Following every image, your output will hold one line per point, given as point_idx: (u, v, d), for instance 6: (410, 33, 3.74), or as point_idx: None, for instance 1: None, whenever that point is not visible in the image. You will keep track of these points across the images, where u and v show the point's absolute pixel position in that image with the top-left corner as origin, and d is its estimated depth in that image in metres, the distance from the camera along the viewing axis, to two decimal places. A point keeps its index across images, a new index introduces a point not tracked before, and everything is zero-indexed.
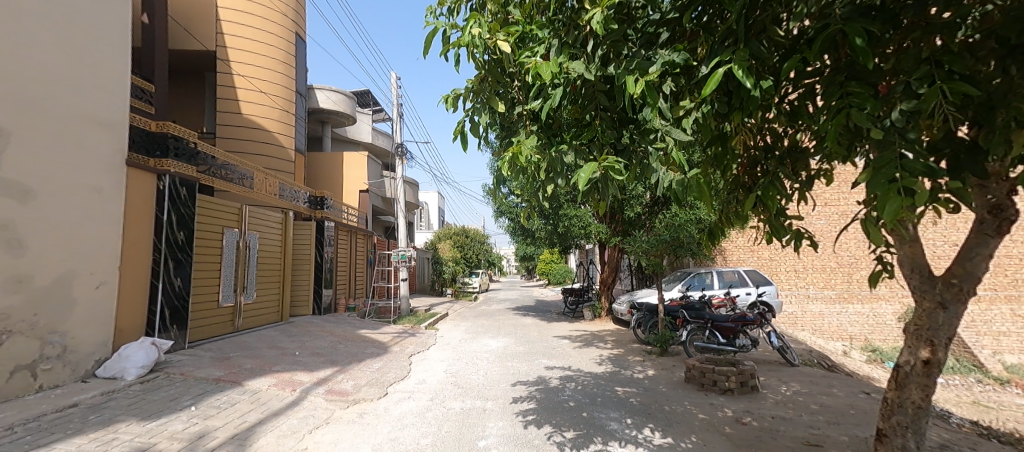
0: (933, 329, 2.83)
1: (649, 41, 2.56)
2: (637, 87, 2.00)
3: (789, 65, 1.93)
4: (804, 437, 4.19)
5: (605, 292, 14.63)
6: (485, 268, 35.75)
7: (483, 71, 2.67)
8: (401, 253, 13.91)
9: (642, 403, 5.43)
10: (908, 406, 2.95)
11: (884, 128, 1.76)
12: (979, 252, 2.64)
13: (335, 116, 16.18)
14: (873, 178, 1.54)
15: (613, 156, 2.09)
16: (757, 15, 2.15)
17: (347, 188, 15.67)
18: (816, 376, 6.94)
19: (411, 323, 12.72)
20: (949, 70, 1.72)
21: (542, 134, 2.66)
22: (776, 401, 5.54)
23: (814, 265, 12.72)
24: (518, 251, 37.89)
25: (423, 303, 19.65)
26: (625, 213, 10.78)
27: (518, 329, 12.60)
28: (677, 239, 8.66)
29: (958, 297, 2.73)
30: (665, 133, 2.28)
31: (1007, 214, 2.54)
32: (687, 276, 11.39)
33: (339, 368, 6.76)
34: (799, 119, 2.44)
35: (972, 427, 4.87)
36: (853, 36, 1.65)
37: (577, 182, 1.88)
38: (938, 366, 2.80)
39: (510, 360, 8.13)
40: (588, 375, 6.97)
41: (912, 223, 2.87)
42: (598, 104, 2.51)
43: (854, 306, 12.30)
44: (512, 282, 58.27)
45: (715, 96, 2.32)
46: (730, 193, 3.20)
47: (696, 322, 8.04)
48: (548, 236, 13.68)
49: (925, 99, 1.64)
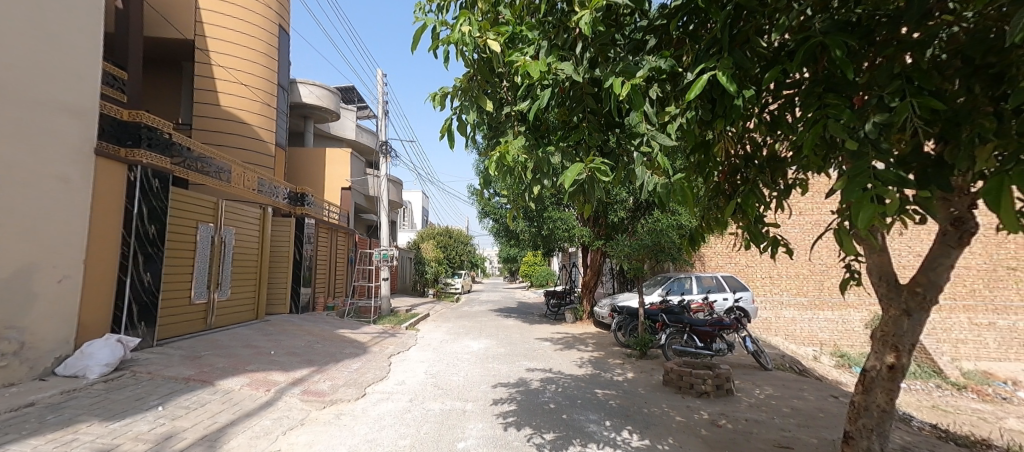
0: (898, 336, 2.93)
1: (637, 47, 2.62)
2: (623, 89, 2.03)
3: (770, 76, 2.01)
4: (776, 440, 4.31)
5: (587, 295, 14.80)
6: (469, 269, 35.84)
7: (472, 70, 2.63)
8: (383, 252, 13.61)
9: (622, 405, 5.51)
10: (874, 409, 3.06)
11: (858, 139, 1.82)
12: (942, 262, 2.76)
13: (317, 111, 15.89)
14: (848, 186, 1.60)
15: (599, 158, 2.11)
16: (742, 26, 2.22)
17: (329, 184, 15.45)
18: (788, 380, 7.15)
19: (391, 323, 12.60)
20: (919, 86, 1.81)
21: (529, 135, 2.67)
22: (749, 404, 5.68)
23: (789, 272, 13.07)
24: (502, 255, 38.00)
25: (406, 303, 19.45)
26: (610, 217, 10.94)
27: (500, 331, 12.62)
28: (659, 244, 8.84)
29: (922, 305, 2.85)
30: (650, 137, 2.32)
31: (967, 227, 2.67)
32: (668, 281, 11.58)
33: (316, 368, 6.63)
34: (778, 128, 2.53)
35: (931, 430, 5.10)
36: (834, 48, 1.75)
37: (564, 182, 1.90)
38: (902, 371, 2.91)
39: (492, 362, 8.12)
40: (569, 378, 7.02)
41: (880, 233, 2.98)
42: (585, 107, 2.52)
43: (825, 312, 12.73)
44: (496, 284, 58.25)
45: (698, 103, 2.40)
46: (711, 200, 3.30)
47: (675, 325, 8.16)
48: (532, 238, 13.73)
49: (897, 112, 1.72)
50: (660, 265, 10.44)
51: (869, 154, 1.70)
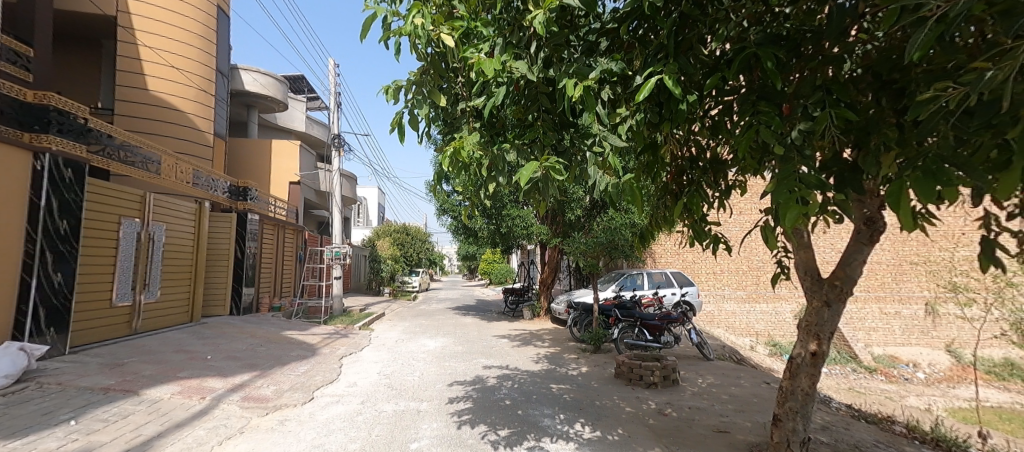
0: (820, 325, 3.21)
1: (590, 49, 2.67)
2: (576, 91, 2.06)
3: (711, 82, 2.13)
4: (716, 425, 4.58)
5: (544, 291, 15.02)
6: (427, 267, 35.29)
7: (426, 63, 2.54)
8: (335, 250, 13.05)
9: (575, 398, 5.64)
10: (799, 393, 3.33)
11: (786, 145, 1.97)
12: (856, 258, 3.05)
13: (262, 100, 14.98)
14: (777, 188, 1.74)
15: (553, 157, 2.13)
16: (687, 33, 2.32)
17: (275, 178, 14.66)
18: (728, 369, 7.64)
19: (343, 323, 12.14)
20: (838, 97, 1.98)
21: (484, 132, 2.65)
22: (693, 393, 6.01)
23: (731, 268, 13.93)
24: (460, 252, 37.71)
25: (359, 302, 18.83)
26: (566, 215, 11.15)
27: (457, 329, 12.52)
28: (613, 241, 9.12)
29: (840, 297, 3.14)
30: (602, 138, 2.37)
31: (877, 226, 2.98)
32: (621, 277, 11.99)
33: (258, 373, 6.26)
34: (718, 133, 2.67)
35: (847, 410, 5.65)
36: (766, 59, 1.89)
37: (520, 180, 1.91)
38: (823, 357, 3.19)
39: (448, 361, 8.05)
40: (524, 374, 7.09)
41: (806, 231, 3.24)
42: (539, 106, 2.52)
43: (760, 305, 13.71)
44: (454, 282, 57.77)
45: (646, 106, 2.49)
46: (659, 199, 3.46)
47: (626, 320, 8.48)
48: (490, 235, 13.73)
49: (818, 121, 1.88)
50: (614, 262, 10.78)
51: (795, 159, 1.85)
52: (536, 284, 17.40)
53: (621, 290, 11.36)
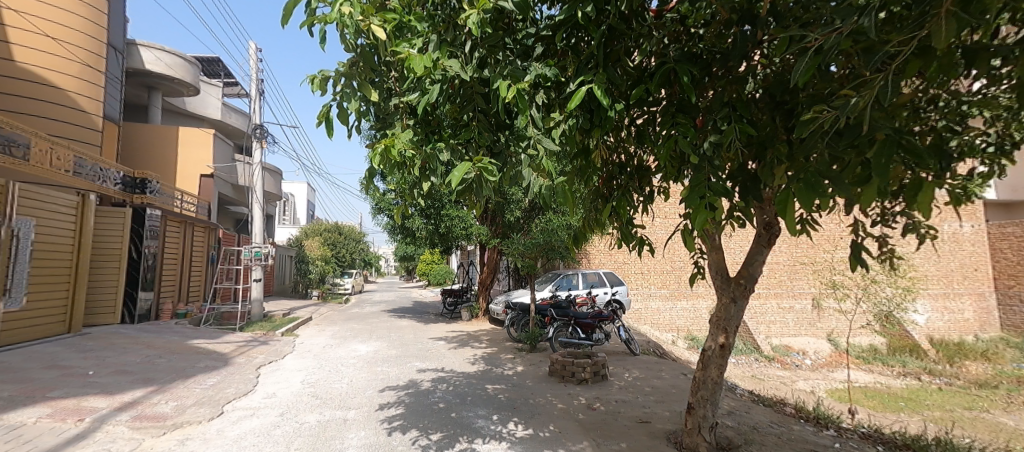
0: (727, 320, 3.54)
1: (525, 53, 2.70)
2: (510, 93, 2.06)
3: (636, 94, 2.27)
4: (638, 416, 4.86)
5: (482, 292, 15.00)
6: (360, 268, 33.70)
7: (355, 55, 2.38)
8: (253, 250, 11.89)
9: (510, 398, 5.69)
10: (709, 383, 3.64)
11: (700, 155, 2.14)
12: (758, 259, 3.41)
13: (168, 82, 13.40)
14: (690, 194, 1.89)
15: (487, 157, 2.11)
16: (614, 45, 2.44)
17: (182, 170, 13.24)
18: (652, 363, 8.16)
19: (262, 329, 11.19)
20: (741, 114, 2.21)
21: (418, 130, 2.56)
22: (620, 387, 6.33)
23: (656, 268, 14.89)
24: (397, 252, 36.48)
25: (282, 306, 17.48)
26: (506, 216, 11.24)
27: (391, 332, 12.08)
28: (549, 242, 9.35)
29: (743, 293, 3.49)
30: (536, 141, 2.40)
31: (774, 230, 3.36)
32: (557, 277, 12.32)
33: (156, 388, 5.56)
34: (643, 141, 2.84)
35: (750, 395, 6.29)
36: (682, 74, 2.05)
37: (452, 179, 1.86)
38: (729, 349, 3.52)
39: (379, 365, 7.73)
40: (459, 376, 7.01)
41: (717, 235, 3.56)
42: (474, 106, 2.49)
43: (681, 302, 14.80)
44: (390, 283, 55.76)
45: (577, 112, 2.58)
46: (592, 202, 3.61)
47: (561, 319, 8.75)
48: (428, 236, 13.44)
49: (726, 135, 2.08)
50: (550, 263, 11.04)
51: (706, 168, 2.02)
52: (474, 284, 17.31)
53: (557, 290, 11.68)
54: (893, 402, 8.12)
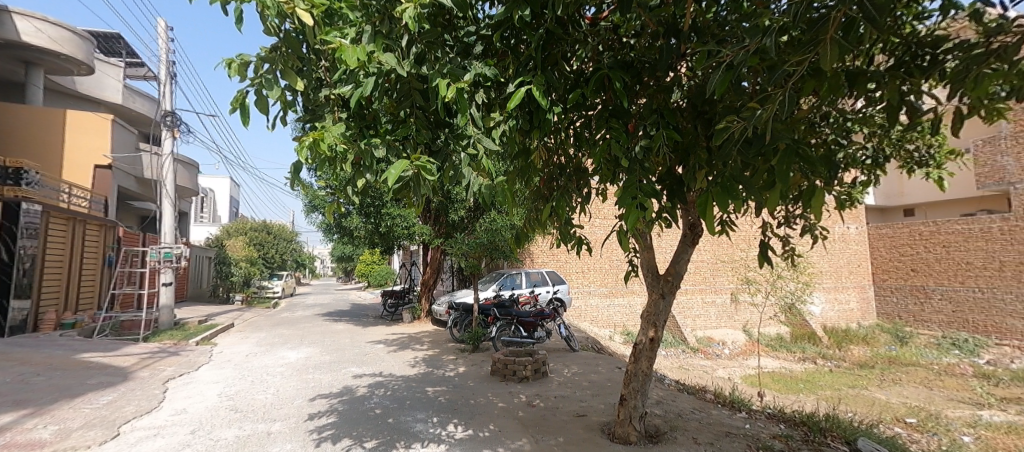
0: (657, 315, 3.77)
1: (465, 51, 2.65)
2: (448, 93, 2.00)
3: (573, 97, 2.34)
4: (575, 410, 5.03)
5: (425, 293, 14.67)
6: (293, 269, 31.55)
7: (278, 39, 2.12)
8: (164, 251, 10.72)
9: (450, 399, 5.62)
10: (639, 374, 3.85)
11: (632, 158, 2.25)
12: (684, 257, 3.66)
13: (53, 58, 11.65)
14: (623, 194, 2.00)
15: (425, 156, 2.03)
16: (552, 49, 2.50)
17: (70, 158, 11.57)
18: (590, 358, 8.46)
19: (174, 339, 10.09)
20: (667, 121, 2.36)
21: (353, 124, 2.37)
22: (560, 383, 6.50)
23: (596, 267, 15.45)
24: (334, 253, 34.61)
25: (199, 313, 15.88)
26: (450, 215, 11.07)
27: (325, 337, 11.44)
28: (493, 242, 9.36)
29: (671, 289, 3.72)
30: (476, 140, 2.36)
31: (697, 231, 3.63)
32: (501, 277, 12.37)
33: (32, 412, 4.80)
34: (581, 143, 2.91)
35: (677, 385, 6.74)
36: (615, 80, 2.15)
37: (388, 178, 1.72)
38: (658, 342, 3.74)
39: (311, 373, 7.28)
40: (398, 379, 6.80)
41: (648, 235, 3.78)
42: (413, 102, 2.36)
43: (618, 299, 15.50)
44: (326, 285, 52.88)
45: (518, 113, 2.60)
46: (534, 202, 3.69)
47: (504, 318, 8.82)
48: (368, 235, 12.91)
49: (655, 140, 2.21)
50: (494, 262, 11.05)
51: (637, 171, 2.13)
52: (417, 286, 16.89)
53: (501, 290, 11.72)
54: (795, 385, 9.13)
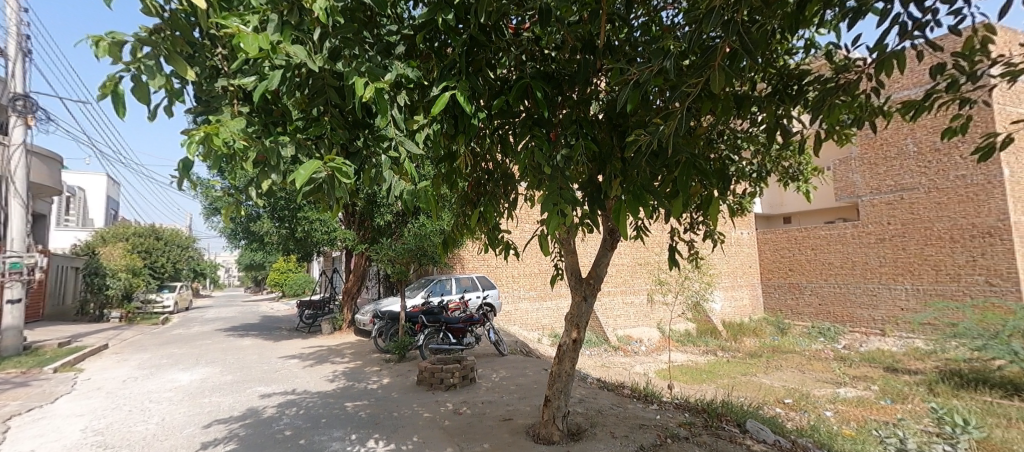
0: (579, 316, 3.92)
1: (387, 49, 2.51)
2: (366, 92, 1.88)
3: (497, 104, 2.36)
4: (502, 414, 5.06)
5: (348, 302, 13.85)
6: (190, 279, 27.96)
7: (160, 19, 1.74)
8: (10, 262, 9.15)
9: (371, 414, 5.35)
10: (563, 374, 3.97)
11: (555, 166, 2.32)
12: (603, 260, 3.87)
13: None
14: (546, 200, 2.07)
15: (340, 157, 1.87)
16: (477, 54, 2.51)
17: None
18: (518, 362, 8.57)
19: (25, 366, 8.40)
20: (586, 131, 2.47)
21: (256, 119, 2.11)
22: (487, 388, 6.49)
23: (526, 271, 15.71)
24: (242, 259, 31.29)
25: (63, 333, 13.41)
26: (375, 219, 10.54)
27: (229, 354, 10.27)
28: (421, 247, 9.09)
29: (592, 290, 3.91)
30: (397, 143, 2.25)
31: (616, 236, 3.86)
32: (430, 283, 12.06)
33: None
34: (506, 150, 2.94)
35: (599, 383, 7.08)
36: (536, 90, 2.21)
37: (296, 180, 1.54)
38: (580, 342, 3.90)
39: (208, 395, 6.49)
40: (314, 396, 6.32)
41: (572, 239, 3.93)
42: (327, 99, 2.17)
43: (547, 302, 15.90)
44: (230, 296, 47.62)
45: (443, 117, 2.54)
46: (462, 207, 3.69)
47: (432, 325, 8.64)
48: (282, 241, 11.86)
49: (575, 149, 2.32)
50: (424, 268, 10.75)
51: (558, 178, 2.20)
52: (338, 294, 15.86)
53: (430, 297, 11.43)
54: (701, 376, 10.05)
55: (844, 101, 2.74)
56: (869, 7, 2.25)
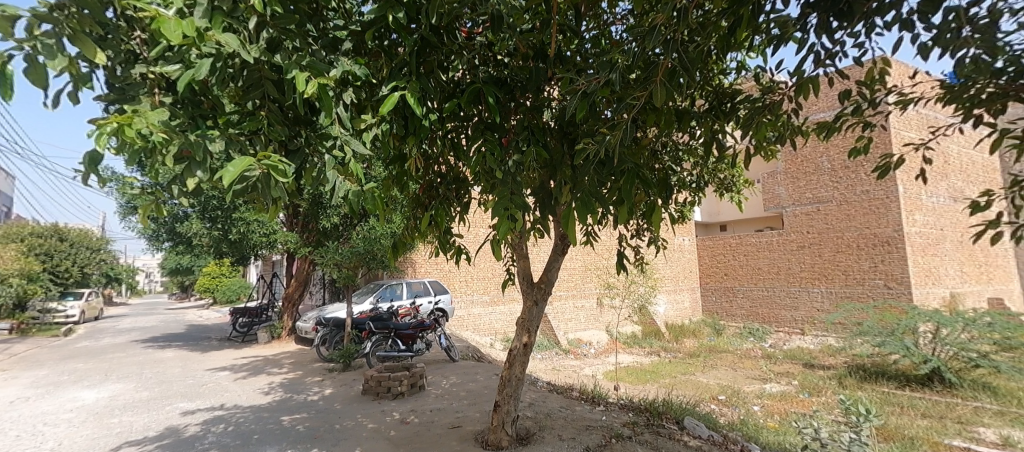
0: (531, 321, 3.94)
1: (332, 44, 2.40)
2: (307, 87, 1.78)
3: (448, 107, 2.32)
4: (451, 422, 4.97)
5: (288, 309, 13.04)
6: (103, 284, 25.10)
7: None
8: None
9: (310, 427, 5.05)
10: (513, 379, 3.97)
11: (506, 171, 2.33)
12: (555, 265, 3.92)
13: None
14: (496, 206, 2.07)
15: (277, 155, 1.75)
16: (428, 56, 2.46)
17: None
18: (469, 368, 8.47)
19: None
20: (537, 138, 2.49)
21: (181, 111, 1.93)
22: (437, 395, 6.35)
23: (479, 276, 15.62)
24: (168, 263, 28.56)
25: None
26: (320, 221, 10.02)
27: (147, 368, 9.30)
28: (370, 251, 8.76)
29: (543, 295, 3.95)
30: (343, 142, 2.15)
31: (567, 242, 3.93)
32: (379, 288, 11.64)
33: None
34: (457, 154, 2.90)
35: (549, 386, 7.15)
36: (488, 95, 2.21)
37: (224, 178, 1.42)
38: (531, 347, 3.91)
39: (120, 415, 5.83)
40: (246, 411, 5.86)
41: (524, 244, 3.95)
42: (264, 93, 2.03)
43: (500, 307, 15.90)
44: (152, 304, 43.23)
45: (392, 117, 2.46)
46: (413, 211, 3.60)
47: (380, 332, 8.33)
48: (214, 243, 10.97)
49: (527, 155, 2.33)
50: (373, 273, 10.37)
51: (509, 183, 2.20)
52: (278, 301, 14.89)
53: (379, 302, 11.04)
54: (645, 376, 10.48)
55: (771, 120, 2.99)
56: (788, 36, 2.48)
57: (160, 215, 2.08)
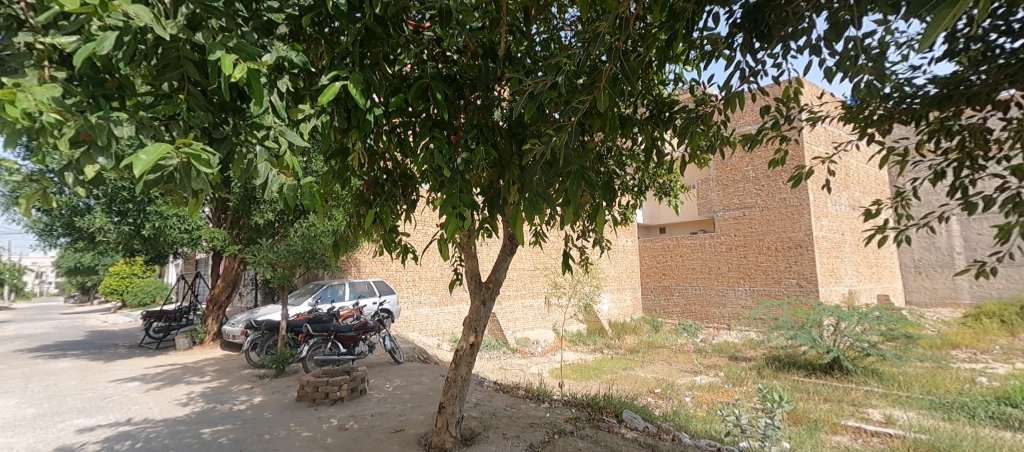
0: (478, 321, 3.92)
1: (265, 27, 2.23)
2: (235, 70, 1.63)
3: (394, 101, 2.25)
4: (393, 426, 4.82)
5: (214, 312, 11.97)
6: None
7: None
8: None
9: (236, 439, 4.68)
10: (458, 379, 3.93)
11: (453, 170, 2.30)
12: (503, 265, 3.93)
13: None
14: (444, 204, 2.03)
15: (200, 143, 1.59)
16: (372, 47, 2.36)
17: None
18: (414, 370, 8.26)
19: None
20: (486, 136, 2.48)
21: (80, 89, 1.70)
22: (379, 399, 6.13)
23: (427, 276, 15.32)
24: (68, 261, 25.19)
25: None
26: (253, 217, 9.31)
27: (35, 381, 8.13)
28: (309, 250, 8.27)
29: (490, 294, 3.94)
30: (277, 133, 2.02)
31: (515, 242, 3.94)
32: (319, 289, 11.02)
33: None
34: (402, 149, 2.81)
35: (495, 386, 7.16)
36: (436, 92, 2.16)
37: (134, 166, 1.27)
38: (478, 346, 3.89)
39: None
40: (159, 425, 5.31)
41: (472, 243, 3.92)
42: (184, 75, 1.84)
43: (448, 307, 15.69)
44: (47, 307, 37.91)
45: (332, 108, 2.34)
46: (356, 208, 3.44)
47: (319, 335, 7.90)
48: (124, 239, 9.82)
49: (475, 155, 2.32)
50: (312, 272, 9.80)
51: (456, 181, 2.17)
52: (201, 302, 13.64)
53: (318, 303, 10.46)
54: (588, 373, 10.82)
55: (703, 130, 3.20)
56: (718, 53, 2.68)
57: (51, 206, 1.81)
